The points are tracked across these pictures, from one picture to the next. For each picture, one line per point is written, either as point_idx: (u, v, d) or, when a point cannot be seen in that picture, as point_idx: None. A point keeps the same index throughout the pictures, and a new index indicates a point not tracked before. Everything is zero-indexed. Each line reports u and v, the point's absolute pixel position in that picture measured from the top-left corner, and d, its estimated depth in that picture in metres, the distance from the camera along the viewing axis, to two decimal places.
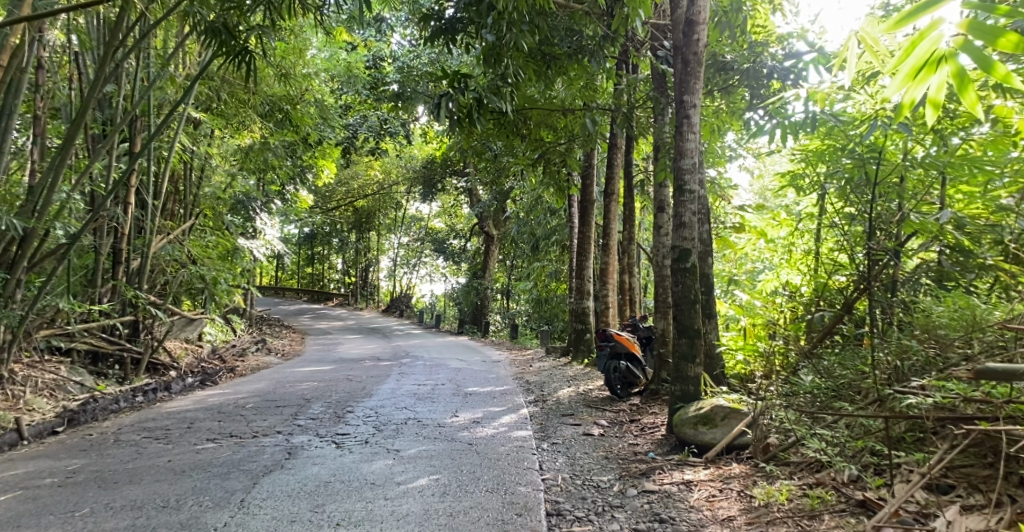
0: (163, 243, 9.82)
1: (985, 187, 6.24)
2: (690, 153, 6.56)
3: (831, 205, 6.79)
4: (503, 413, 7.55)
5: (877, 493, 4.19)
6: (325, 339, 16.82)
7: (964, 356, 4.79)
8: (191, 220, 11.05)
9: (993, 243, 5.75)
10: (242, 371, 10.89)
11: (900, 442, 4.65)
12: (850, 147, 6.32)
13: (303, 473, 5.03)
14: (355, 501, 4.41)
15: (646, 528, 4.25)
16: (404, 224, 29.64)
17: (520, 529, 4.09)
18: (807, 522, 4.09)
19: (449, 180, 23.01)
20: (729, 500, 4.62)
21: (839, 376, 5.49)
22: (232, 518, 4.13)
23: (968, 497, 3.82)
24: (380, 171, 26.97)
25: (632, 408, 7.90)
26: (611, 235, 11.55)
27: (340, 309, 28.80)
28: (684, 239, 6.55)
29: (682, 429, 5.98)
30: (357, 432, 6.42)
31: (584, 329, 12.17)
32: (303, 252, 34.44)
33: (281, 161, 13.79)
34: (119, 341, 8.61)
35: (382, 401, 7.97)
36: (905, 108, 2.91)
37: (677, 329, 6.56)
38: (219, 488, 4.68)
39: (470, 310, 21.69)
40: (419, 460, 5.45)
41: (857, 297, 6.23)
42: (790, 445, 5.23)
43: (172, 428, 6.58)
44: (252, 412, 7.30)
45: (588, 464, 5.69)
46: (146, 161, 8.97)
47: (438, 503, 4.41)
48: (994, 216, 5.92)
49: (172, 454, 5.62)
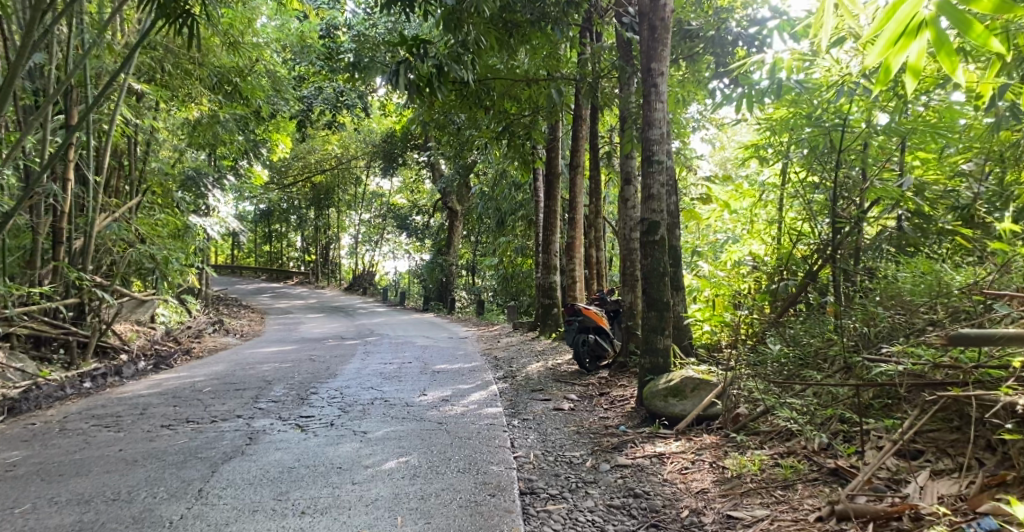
0: (109, 221, 9.34)
1: (941, 154, 6.16)
2: (659, 123, 6.44)
3: (796, 174, 6.73)
4: (472, 390, 7.42)
5: (849, 461, 4.17)
6: (287, 318, 16.46)
7: (930, 323, 4.74)
8: (138, 197, 10.55)
9: (952, 208, 5.87)
10: (199, 353, 10.57)
11: (868, 409, 4.62)
12: (815, 114, 6.23)
13: (265, 459, 4.82)
14: (322, 487, 4.24)
15: (620, 504, 4.17)
16: (365, 200, 29.14)
17: (494, 510, 3.97)
18: (781, 492, 4.06)
19: (409, 154, 22.59)
20: (702, 472, 4.58)
21: (806, 345, 5.53)
22: (189, 510, 3.92)
23: (938, 462, 3.79)
24: (338, 145, 26.34)
25: (601, 382, 7.84)
26: (576, 209, 11.44)
27: (302, 288, 28.32)
28: (652, 211, 6.46)
29: (652, 402, 5.93)
30: (322, 414, 6.21)
31: (550, 303, 12.11)
32: (260, 229, 33.58)
33: (234, 135, 13.27)
34: (63, 325, 8.20)
35: (347, 382, 7.77)
36: (882, 79, 2.76)
37: (646, 301, 6.49)
38: (175, 477, 4.45)
39: (435, 287, 21.50)
40: (388, 441, 5.30)
41: (821, 264, 6.20)
42: (760, 415, 5.20)
43: (124, 415, 6.29)
44: (210, 396, 7.03)
45: (559, 440, 5.61)
46: (86, 135, 8.50)
47: (409, 487, 4.27)
48: (952, 182, 6.06)
49: (124, 442, 5.35)
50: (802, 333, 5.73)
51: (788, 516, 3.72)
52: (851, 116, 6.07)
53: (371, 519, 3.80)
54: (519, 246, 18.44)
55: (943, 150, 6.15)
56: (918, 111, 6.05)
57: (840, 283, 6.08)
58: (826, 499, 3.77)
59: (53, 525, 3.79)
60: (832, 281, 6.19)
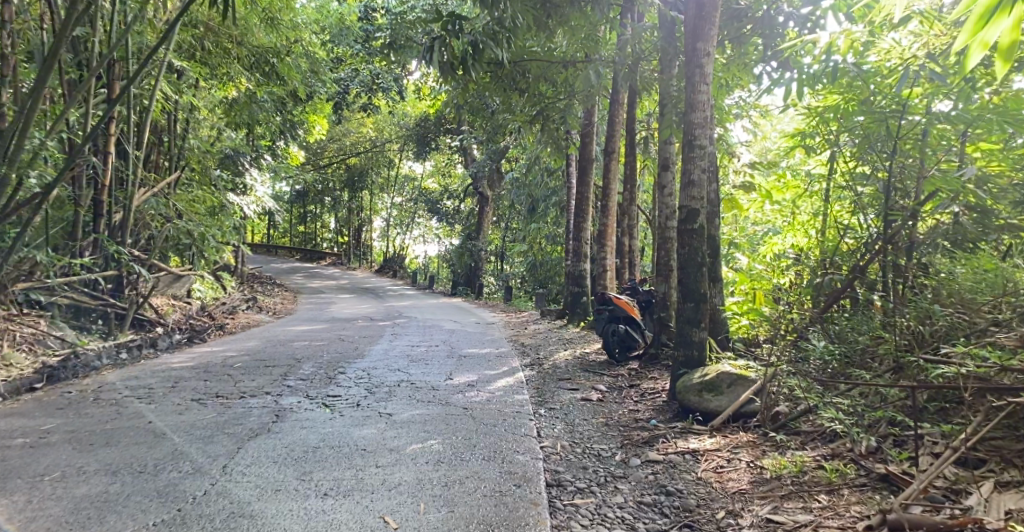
0: (148, 197, 9.38)
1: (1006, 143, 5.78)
2: (702, 106, 6.18)
3: (846, 165, 6.42)
4: (498, 376, 7.30)
5: (901, 466, 3.94)
6: (318, 298, 16.55)
7: (993, 323, 4.54)
8: (177, 172, 10.57)
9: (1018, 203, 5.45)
10: (232, 329, 10.63)
11: (922, 411, 4.41)
12: (870, 99, 5.90)
13: (290, 438, 4.75)
14: (345, 469, 4.14)
15: (652, 501, 4.00)
16: (397, 184, 29.16)
17: (520, 501, 3.80)
18: (825, 497, 3.85)
19: (443, 139, 22.48)
20: (739, 472, 4.38)
21: (854, 342, 5.29)
22: (212, 486, 3.83)
23: (1002, 473, 3.57)
24: (372, 128, 26.37)
25: (631, 373, 7.64)
26: (610, 196, 11.20)
27: (333, 269, 28.53)
28: (692, 198, 6.22)
29: (686, 396, 5.73)
30: (348, 394, 6.15)
31: (580, 292, 11.91)
32: (294, 209, 33.90)
33: (270, 115, 13.27)
34: (102, 296, 8.26)
35: (374, 362, 7.72)
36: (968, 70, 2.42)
37: (683, 291, 6.26)
38: (200, 452, 4.39)
39: (464, 272, 21.43)
40: (413, 424, 5.19)
41: (869, 259, 5.90)
42: (801, 414, 5.00)
43: (155, 387, 6.29)
44: (239, 372, 7.02)
45: (588, 431, 5.45)
46: (126, 109, 8.49)
47: (432, 473, 4.14)
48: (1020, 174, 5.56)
49: (154, 415, 5.33)
50: (849, 329, 5.53)
51: (833, 523, 3.51)
52: (910, 101, 5.74)
53: (393, 504, 3.65)
54: (550, 233, 18.24)
55: (1008, 139, 5.79)
56: (985, 97, 5.70)
57: (889, 279, 5.79)
58: (876, 507, 3.56)
59: (79, 495, 3.73)
60: (880, 277, 5.90)
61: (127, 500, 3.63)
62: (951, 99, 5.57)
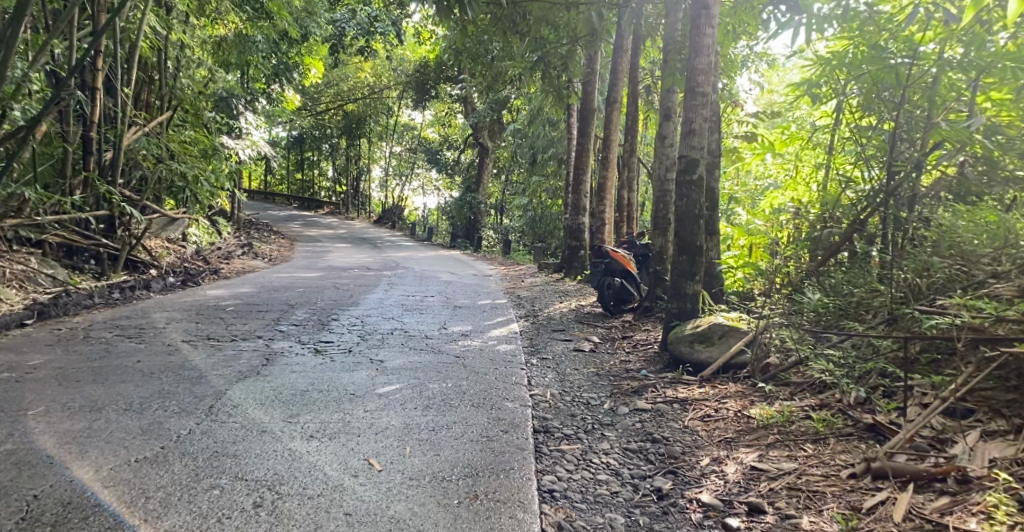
0: (138, 136, 9.19)
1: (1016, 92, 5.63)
2: (706, 50, 6.00)
3: (852, 116, 6.27)
4: (492, 326, 7.29)
5: (888, 417, 3.95)
6: (314, 247, 16.48)
7: (991, 275, 4.54)
8: (169, 112, 10.33)
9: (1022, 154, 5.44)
10: (227, 274, 10.59)
11: (914, 363, 4.40)
12: (880, 44, 5.76)
13: (279, 381, 4.74)
14: (332, 413, 4.13)
15: (638, 448, 4.01)
16: (396, 132, 28.78)
17: (506, 446, 3.80)
18: (810, 445, 3.86)
19: (443, 87, 22.09)
20: (726, 421, 4.39)
21: (849, 295, 5.27)
22: (197, 425, 3.82)
23: (989, 423, 3.58)
24: (370, 73, 25.85)
25: (625, 325, 7.63)
26: (610, 146, 11.01)
27: (331, 218, 28.36)
28: (692, 148, 6.09)
29: (677, 347, 5.73)
30: (341, 340, 6.15)
31: (578, 245, 11.85)
32: (291, 156, 33.54)
33: (259, 57, 12.97)
34: (94, 237, 8.22)
35: (369, 310, 7.71)
36: None
37: (679, 242, 6.19)
38: (188, 392, 4.39)
39: (463, 225, 21.30)
40: (403, 371, 5.19)
41: (870, 213, 5.82)
42: (791, 365, 5.05)
43: (146, 327, 6.27)
44: (232, 315, 7.01)
45: (579, 380, 5.46)
46: (113, 43, 8.22)
47: (420, 417, 4.14)
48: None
49: (142, 354, 5.32)
50: (844, 283, 5.51)
51: (817, 471, 3.50)
52: (922, 46, 5.60)
53: (379, 448, 3.64)
54: (551, 186, 18.12)
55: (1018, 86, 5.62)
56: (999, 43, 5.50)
57: (888, 232, 5.72)
58: (861, 456, 3.56)
59: (62, 429, 3.72)
60: (879, 230, 5.83)
61: (109, 436, 3.62)
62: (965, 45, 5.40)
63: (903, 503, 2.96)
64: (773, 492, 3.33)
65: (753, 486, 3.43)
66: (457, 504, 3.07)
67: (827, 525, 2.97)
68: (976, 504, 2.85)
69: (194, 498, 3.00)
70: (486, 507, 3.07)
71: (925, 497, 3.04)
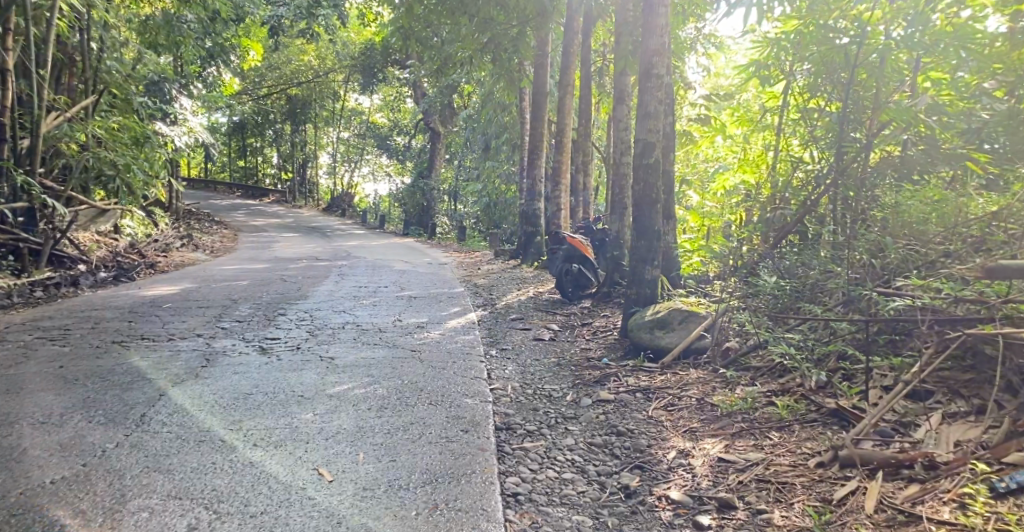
0: (59, 121, 8.57)
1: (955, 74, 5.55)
2: (660, 31, 5.88)
3: (798, 98, 6.27)
4: (448, 317, 7.08)
5: (850, 401, 3.88)
6: (261, 237, 15.90)
7: (943, 255, 4.56)
8: (94, 97, 9.70)
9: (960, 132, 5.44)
10: (165, 268, 10.07)
11: (873, 344, 4.33)
12: (828, 24, 5.61)
13: (220, 384, 4.44)
14: (278, 418, 3.87)
15: (602, 442, 3.87)
16: (344, 117, 28.05)
17: (466, 447, 3.61)
18: (776, 433, 3.78)
19: (391, 70, 21.57)
20: (690, 410, 4.29)
21: (804, 277, 5.25)
22: (127, 438, 3.51)
23: (950, 404, 3.51)
24: (314, 56, 25.05)
25: (583, 312, 7.51)
26: (564, 130, 10.86)
27: (277, 206, 27.48)
28: (648, 131, 5.95)
29: (638, 334, 5.63)
30: (289, 336, 5.86)
31: (534, 231, 11.69)
32: (233, 143, 32.33)
33: (190, 38, 12.29)
34: (13, 231, 7.67)
35: (318, 304, 7.39)
36: None
37: (636, 226, 6.07)
38: (116, 400, 4.06)
39: (416, 211, 20.87)
40: (356, 368, 4.94)
41: (822, 192, 5.73)
42: (752, 349, 5.01)
43: (74, 328, 5.86)
44: (169, 313, 6.62)
45: (540, 371, 5.31)
46: (24, 21, 7.61)
47: (374, 420, 3.92)
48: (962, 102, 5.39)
49: (67, 359, 4.93)
50: (797, 265, 5.43)
51: (784, 461, 3.41)
52: (870, 25, 5.52)
53: (330, 455, 3.41)
54: (505, 171, 17.91)
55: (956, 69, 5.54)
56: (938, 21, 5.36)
57: (836, 212, 5.69)
58: (826, 443, 3.48)
59: None
60: (829, 210, 5.76)
61: (23, 455, 3.29)
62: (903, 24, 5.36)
63: (874, 493, 2.89)
64: (742, 486, 3.23)
65: (721, 479, 3.32)
66: (415, 516, 2.88)
67: (800, 519, 2.88)
68: (946, 492, 2.78)
69: (120, 523, 2.72)
70: (446, 518, 2.89)
71: (894, 485, 2.97)
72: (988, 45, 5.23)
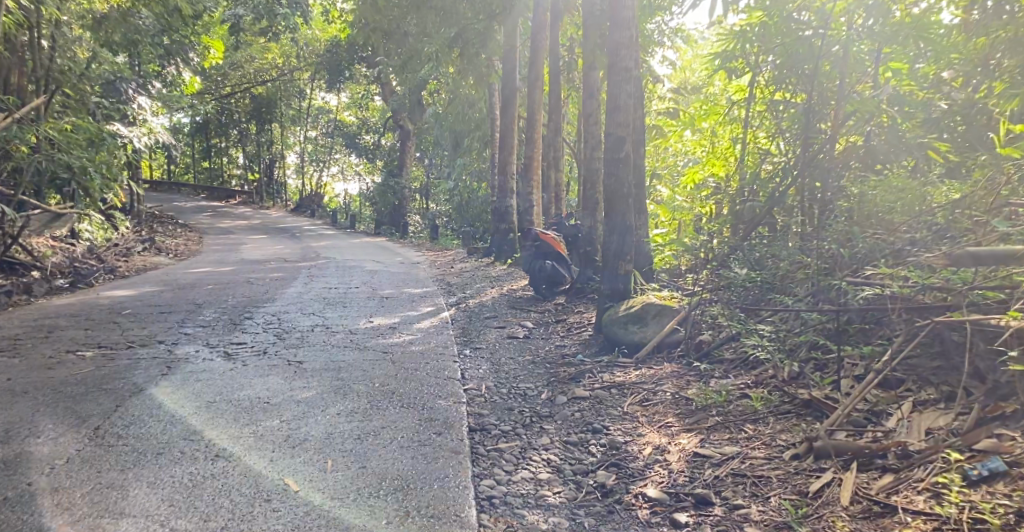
0: (8, 123, 8.23)
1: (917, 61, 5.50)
2: (627, 23, 5.84)
3: (763, 91, 6.27)
4: (421, 316, 6.98)
5: (823, 392, 3.87)
6: (227, 239, 15.59)
7: (908, 243, 4.57)
8: (46, 96, 9.36)
9: (921, 122, 5.38)
10: (126, 273, 9.80)
11: (845, 334, 4.31)
12: (792, 16, 5.68)
13: (182, 392, 4.30)
14: (243, 426, 3.75)
15: (577, 440, 3.82)
16: (311, 116, 27.69)
17: (439, 451, 3.53)
18: (750, 425, 3.76)
19: (357, 68, 21.34)
20: (665, 405, 4.26)
21: (775, 267, 5.25)
22: (80, 453, 3.37)
23: (920, 392, 3.50)
24: (278, 55, 24.72)
25: (557, 308, 7.45)
26: (534, 125, 10.80)
27: (245, 208, 27.02)
28: (619, 125, 5.92)
29: (613, 329, 5.63)
30: (256, 340, 5.71)
31: (506, 227, 11.61)
32: (197, 144, 31.74)
33: (147, 37, 12.02)
34: None
35: (286, 306, 7.23)
36: None
37: (607, 221, 6.03)
38: (69, 413, 3.90)
39: (387, 210, 20.67)
40: (325, 372, 4.82)
41: (790, 184, 5.73)
42: (724, 342, 5.01)
43: (27, 338, 5.64)
44: (129, 319, 6.41)
45: (514, 370, 5.25)
46: None
47: (343, 425, 3.81)
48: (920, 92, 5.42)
49: (19, 370, 4.74)
50: (768, 257, 5.42)
51: (759, 454, 3.39)
52: (834, 17, 5.49)
53: (297, 463, 3.31)
54: (476, 168, 17.85)
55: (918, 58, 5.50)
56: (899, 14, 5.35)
57: (804, 204, 5.68)
58: (801, 435, 3.46)
59: None
60: (798, 201, 5.75)
61: None
62: (864, 17, 5.35)
63: (849, 485, 2.88)
64: (717, 481, 3.20)
65: (697, 475, 3.29)
66: (386, 525, 2.79)
67: (777, 514, 2.85)
68: (919, 481, 2.78)
69: None
70: (417, 525, 2.81)
71: (869, 476, 2.95)
72: (942, 34, 5.28)
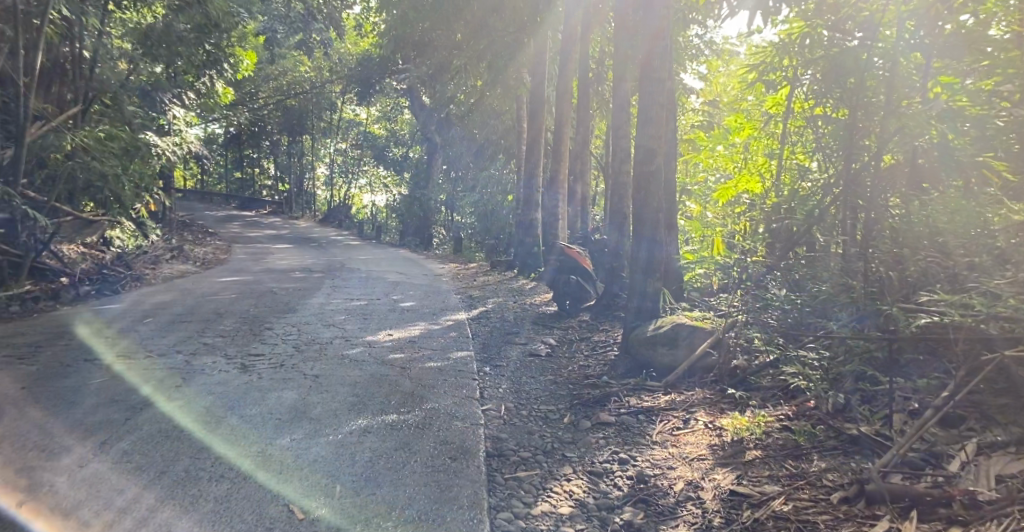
0: (43, 130, 8.46)
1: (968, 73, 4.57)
2: (662, 34, 5.60)
3: (802, 105, 5.81)
4: (440, 331, 6.80)
5: (872, 427, 3.58)
6: (253, 248, 15.64)
7: (969, 267, 3.89)
8: (82, 106, 9.58)
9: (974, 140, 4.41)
10: (151, 281, 9.81)
11: (896, 365, 3.99)
12: (836, 26, 5.38)
13: (194, 406, 4.14)
14: (251, 445, 3.56)
15: (604, 471, 3.56)
16: (340, 128, 27.89)
17: (454, 479, 3.29)
18: (792, 461, 3.47)
19: (387, 81, 21.39)
20: (697, 435, 4.00)
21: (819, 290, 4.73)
22: (82, 469, 3.21)
23: (985, 433, 3.20)
24: (311, 67, 24.96)
25: (581, 326, 7.20)
26: (562, 138, 10.58)
27: (274, 218, 27.26)
28: (651, 138, 5.69)
29: (641, 350, 5.47)
30: (272, 352, 5.56)
31: (531, 241, 11.42)
32: (229, 154, 32.14)
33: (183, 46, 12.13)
34: None
35: (306, 317, 7.10)
36: None
37: (636, 238, 5.78)
38: (76, 425, 3.75)
39: (413, 223, 20.61)
40: (339, 388, 4.63)
41: (834, 202, 5.21)
42: (760, 369, 4.77)
43: (44, 345, 5.56)
44: (147, 328, 6.31)
45: (535, 390, 5.01)
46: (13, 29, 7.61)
47: (355, 447, 3.60)
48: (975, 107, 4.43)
49: (34, 377, 4.64)
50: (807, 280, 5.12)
51: (804, 495, 3.09)
52: (883, 27, 5.17)
53: (305, 487, 3.10)
54: None
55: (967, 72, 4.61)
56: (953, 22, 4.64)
57: (844, 222, 5.10)
58: (850, 475, 3.17)
59: None
60: (839, 219, 5.18)
61: None
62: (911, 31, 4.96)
63: None
64: (757, 524, 2.91)
65: (735, 517, 3.01)
66: None
67: None
68: None
69: None
70: None
71: (931, 527, 2.65)
72: (994, 51, 4.40)
